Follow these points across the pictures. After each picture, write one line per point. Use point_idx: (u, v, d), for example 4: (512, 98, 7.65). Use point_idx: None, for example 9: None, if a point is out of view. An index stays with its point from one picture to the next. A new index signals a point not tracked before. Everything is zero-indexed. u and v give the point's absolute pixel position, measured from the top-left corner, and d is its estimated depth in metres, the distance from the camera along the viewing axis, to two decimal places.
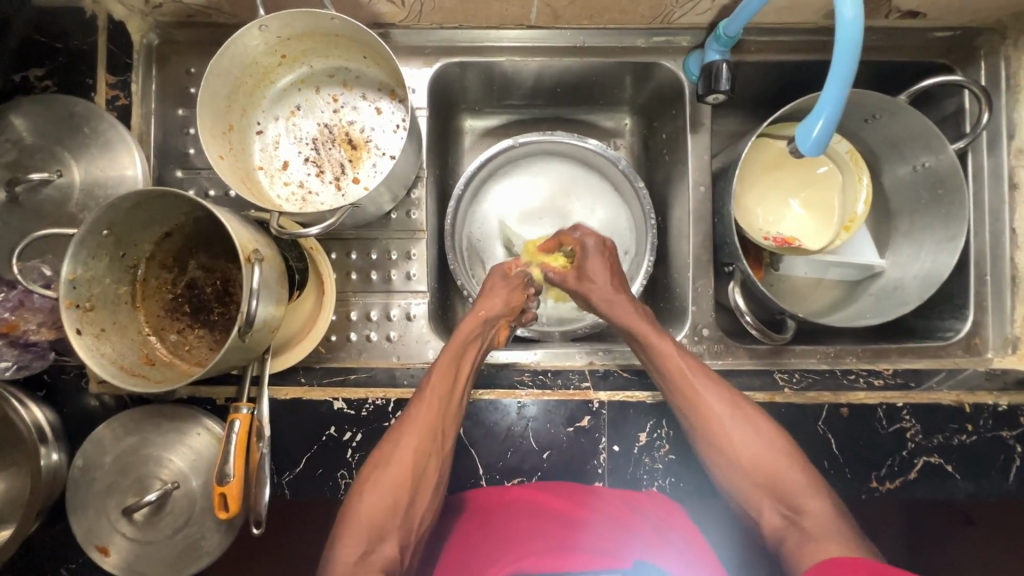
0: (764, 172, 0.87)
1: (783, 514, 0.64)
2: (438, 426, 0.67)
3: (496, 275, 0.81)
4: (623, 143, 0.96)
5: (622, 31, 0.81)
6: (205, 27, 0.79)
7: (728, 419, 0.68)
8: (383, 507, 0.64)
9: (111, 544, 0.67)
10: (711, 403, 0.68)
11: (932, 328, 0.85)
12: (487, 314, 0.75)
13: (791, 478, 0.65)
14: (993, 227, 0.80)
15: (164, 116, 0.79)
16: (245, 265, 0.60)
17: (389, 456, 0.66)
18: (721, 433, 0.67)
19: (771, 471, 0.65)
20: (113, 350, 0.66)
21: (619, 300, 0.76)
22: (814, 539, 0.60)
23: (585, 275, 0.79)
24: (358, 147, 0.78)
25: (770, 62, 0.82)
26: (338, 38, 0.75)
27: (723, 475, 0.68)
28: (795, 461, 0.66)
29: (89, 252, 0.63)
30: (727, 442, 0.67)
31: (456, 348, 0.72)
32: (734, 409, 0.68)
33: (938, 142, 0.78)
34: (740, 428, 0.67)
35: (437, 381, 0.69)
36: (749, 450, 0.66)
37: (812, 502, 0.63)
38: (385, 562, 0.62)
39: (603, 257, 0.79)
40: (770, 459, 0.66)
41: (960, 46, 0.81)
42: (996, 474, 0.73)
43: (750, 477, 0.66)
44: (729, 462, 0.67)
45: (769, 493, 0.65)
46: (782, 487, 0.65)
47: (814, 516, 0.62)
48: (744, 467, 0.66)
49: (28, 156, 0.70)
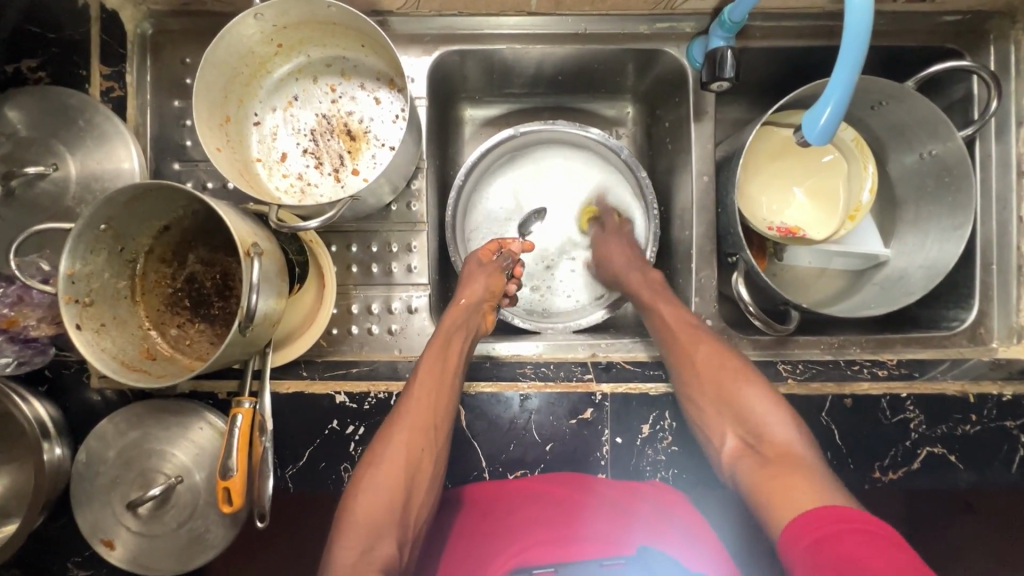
0: (768, 161, 0.86)
1: (747, 446, 0.65)
2: (432, 419, 0.68)
3: (474, 263, 0.80)
4: (625, 133, 0.95)
5: (624, 17, 0.80)
6: (199, 16, 0.77)
7: (703, 354, 0.71)
8: (381, 504, 0.63)
9: (116, 537, 0.68)
10: (687, 336, 0.73)
11: (937, 318, 0.84)
12: (471, 301, 0.77)
13: (754, 404, 0.67)
14: (1000, 215, 0.80)
15: (160, 107, 0.78)
16: (244, 259, 0.60)
17: (383, 447, 0.67)
18: (695, 366, 0.70)
19: (735, 398, 0.67)
20: (114, 345, 0.66)
21: (641, 270, 0.82)
22: (774, 465, 0.61)
23: (606, 257, 0.86)
24: (357, 138, 0.77)
25: (775, 48, 0.80)
26: (335, 26, 0.73)
27: (692, 408, 0.70)
28: (758, 388, 0.68)
29: (87, 247, 0.63)
30: (699, 374, 0.70)
31: (443, 336, 0.73)
32: (706, 344, 0.71)
33: (946, 129, 0.76)
34: (712, 361, 0.70)
35: (425, 374, 0.70)
36: (716, 379, 0.69)
37: (773, 427, 0.64)
38: (385, 561, 0.60)
39: (625, 238, 0.86)
40: (736, 390, 0.68)
41: (969, 31, 0.80)
42: (999, 463, 0.74)
43: (719, 408, 0.67)
44: (699, 394, 0.69)
45: (737, 425, 0.66)
46: (750, 419, 0.66)
47: (777, 446, 0.63)
48: (715, 398, 0.68)
49: (22, 149, 0.69)
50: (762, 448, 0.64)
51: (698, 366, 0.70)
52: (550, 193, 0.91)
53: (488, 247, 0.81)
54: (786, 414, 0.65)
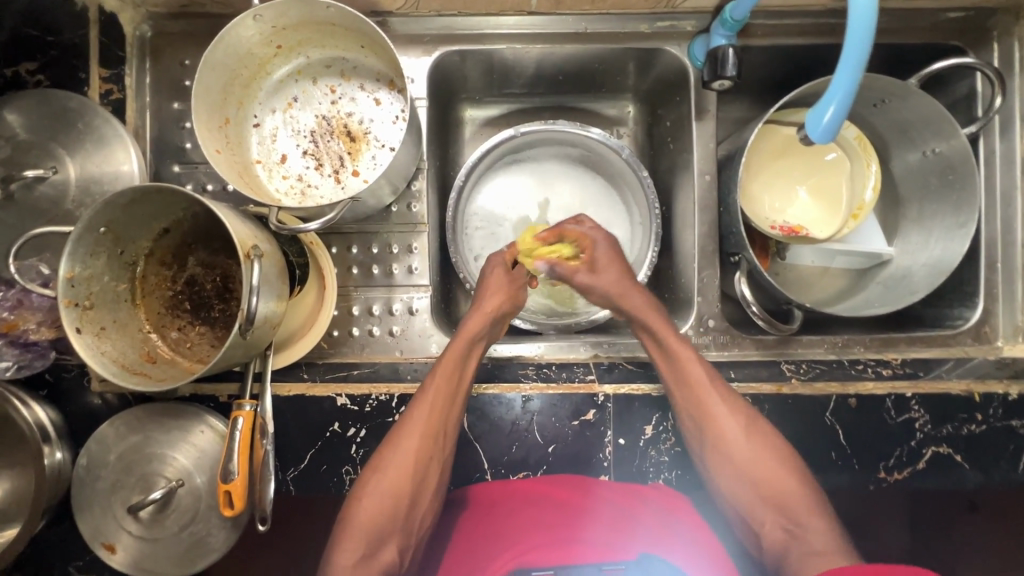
0: (770, 161, 0.85)
1: (784, 527, 0.65)
2: (439, 428, 0.67)
3: (494, 264, 0.78)
4: (626, 132, 0.94)
5: (625, 16, 0.79)
6: (197, 17, 0.77)
7: (735, 431, 0.68)
8: (383, 512, 0.63)
9: (117, 541, 0.67)
10: (720, 415, 0.68)
11: (941, 316, 0.84)
12: (495, 313, 0.73)
13: (797, 494, 0.66)
14: (1004, 213, 0.79)
15: (159, 109, 0.78)
16: (244, 261, 0.59)
17: (388, 459, 0.65)
18: (730, 443, 0.68)
19: (777, 487, 0.66)
20: (114, 349, 0.66)
21: (636, 291, 0.74)
22: (818, 557, 0.61)
23: (596, 270, 0.75)
24: (357, 139, 0.77)
25: (777, 46, 0.80)
26: (334, 27, 0.73)
27: (725, 485, 0.68)
28: (794, 474, 0.67)
29: (86, 250, 0.62)
30: (734, 453, 0.67)
31: (462, 347, 0.70)
32: (741, 420, 0.68)
33: (950, 127, 0.76)
34: (749, 441, 0.68)
35: (442, 381, 0.68)
36: (758, 464, 0.67)
37: (812, 519, 0.64)
38: (385, 565, 0.62)
39: (616, 260, 0.75)
40: (771, 471, 0.67)
41: (973, 27, 0.79)
42: (1005, 463, 0.74)
43: (756, 491, 0.67)
44: (735, 473, 0.68)
45: (773, 507, 0.66)
46: (784, 501, 0.66)
47: (815, 532, 0.63)
48: (752, 482, 0.67)
49: (21, 152, 0.69)
50: (803, 538, 0.64)
51: (736, 445, 0.68)
52: (551, 194, 0.92)
53: (512, 249, 0.78)
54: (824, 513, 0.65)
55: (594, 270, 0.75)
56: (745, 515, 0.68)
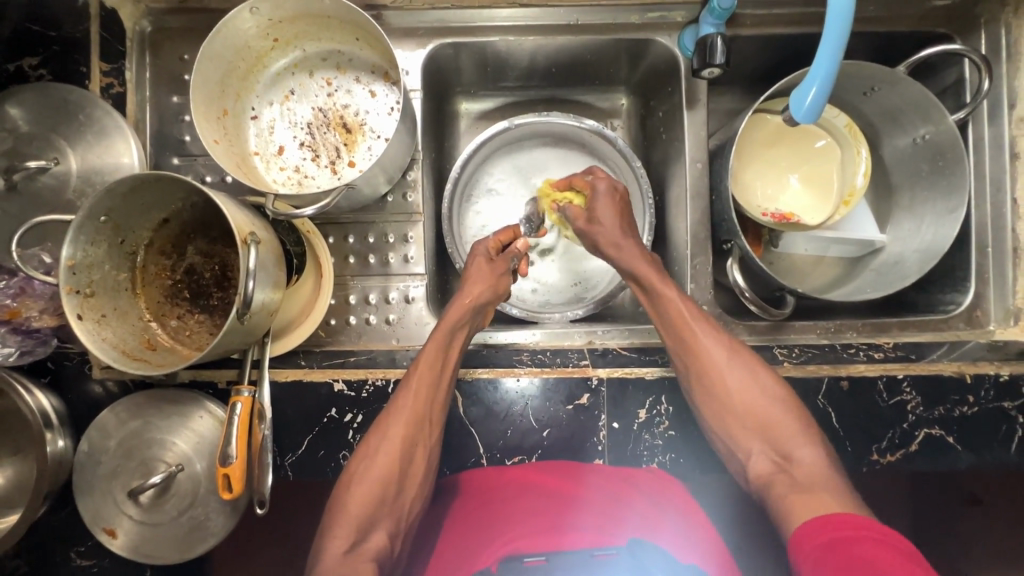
0: (762, 150, 0.86)
1: (773, 460, 0.64)
2: (426, 415, 0.68)
3: (480, 256, 0.78)
4: (621, 124, 0.95)
5: (614, 7, 0.80)
6: (196, 13, 0.79)
7: (725, 363, 0.68)
8: (371, 498, 0.64)
9: (118, 526, 0.68)
10: (709, 343, 0.69)
11: (933, 302, 0.84)
12: (475, 302, 0.74)
13: (788, 427, 0.66)
14: (994, 198, 0.79)
15: (159, 103, 0.79)
16: (241, 247, 0.61)
17: (380, 436, 0.67)
18: (716, 374, 0.68)
19: (763, 418, 0.66)
20: (114, 335, 0.67)
21: (627, 243, 0.75)
22: (804, 488, 0.60)
23: (595, 218, 0.77)
24: (353, 130, 0.78)
25: (766, 35, 0.81)
26: (329, 20, 0.75)
27: (716, 422, 0.68)
28: (781, 404, 0.67)
29: (88, 237, 0.64)
30: (724, 386, 0.68)
31: (443, 337, 0.71)
32: (729, 350, 0.69)
33: (937, 113, 0.77)
34: (734, 371, 0.68)
35: (424, 371, 0.69)
36: (743, 389, 0.68)
37: (804, 451, 0.64)
38: (375, 550, 0.62)
39: (614, 204, 0.77)
40: (762, 406, 0.67)
41: (960, 15, 0.80)
42: (999, 445, 0.74)
43: (743, 420, 0.67)
44: (724, 408, 0.68)
45: (761, 439, 0.66)
46: (775, 434, 0.66)
47: (804, 465, 0.62)
48: (738, 412, 0.67)
49: (24, 144, 0.70)
50: (788, 467, 0.63)
51: (722, 374, 0.68)
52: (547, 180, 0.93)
53: (496, 239, 0.80)
54: (817, 448, 0.64)
55: (592, 219, 0.77)
56: (733, 445, 0.68)
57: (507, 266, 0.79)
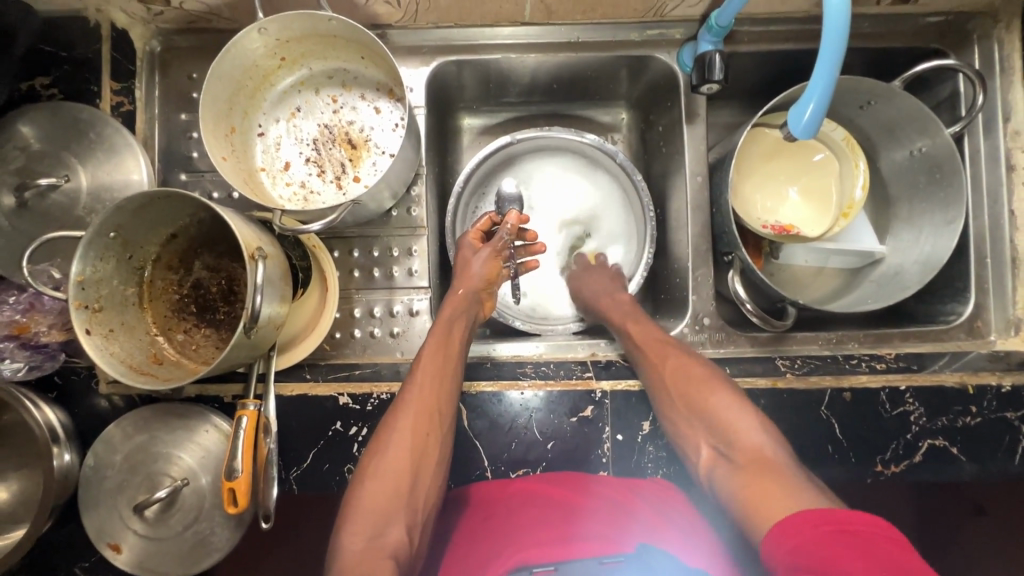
0: (761, 163, 0.87)
1: (719, 449, 0.65)
2: (435, 405, 0.68)
3: (468, 250, 0.82)
4: (621, 138, 0.97)
5: (614, 25, 0.82)
6: (205, 33, 0.80)
7: (671, 361, 0.71)
8: (387, 491, 0.64)
9: (123, 541, 0.68)
10: (654, 348, 0.74)
11: (934, 312, 0.85)
12: (466, 292, 0.78)
13: (729, 413, 0.66)
14: (992, 209, 0.80)
15: (168, 121, 0.81)
16: (249, 262, 0.61)
17: (388, 431, 0.67)
18: (663, 374, 0.71)
19: (708, 408, 0.67)
20: (122, 350, 0.68)
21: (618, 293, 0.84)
22: (746, 472, 0.60)
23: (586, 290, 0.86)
24: (358, 146, 0.79)
25: (763, 52, 0.82)
26: (336, 39, 0.76)
27: (670, 422, 0.70)
28: (729, 397, 0.67)
29: (97, 254, 0.64)
30: (673, 383, 0.70)
31: (443, 325, 0.74)
32: (676, 352, 0.73)
33: (933, 126, 0.78)
34: (681, 368, 0.70)
35: (428, 359, 0.70)
36: (692, 384, 0.69)
37: (744, 434, 0.64)
38: (395, 546, 0.61)
39: (602, 275, 0.88)
40: (707, 397, 0.68)
41: (953, 31, 0.82)
42: (1003, 455, 0.73)
43: (694, 417, 0.68)
44: (675, 405, 0.69)
45: (706, 428, 0.66)
46: (718, 421, 0.66)
47: (747, 449, 0.63)
48: (685, 403, 0.69)
49: (35, 162, 0.72)
50: (733, 454, 0.64)
51: (669, 372, 0.71)
52: (551, 189, 0.94)
53: (477, 230, 0.84)
54: (762, 429, 0.64)
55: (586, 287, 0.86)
56: (686, 441, 0.68)
57: (500, 245, 0.82)
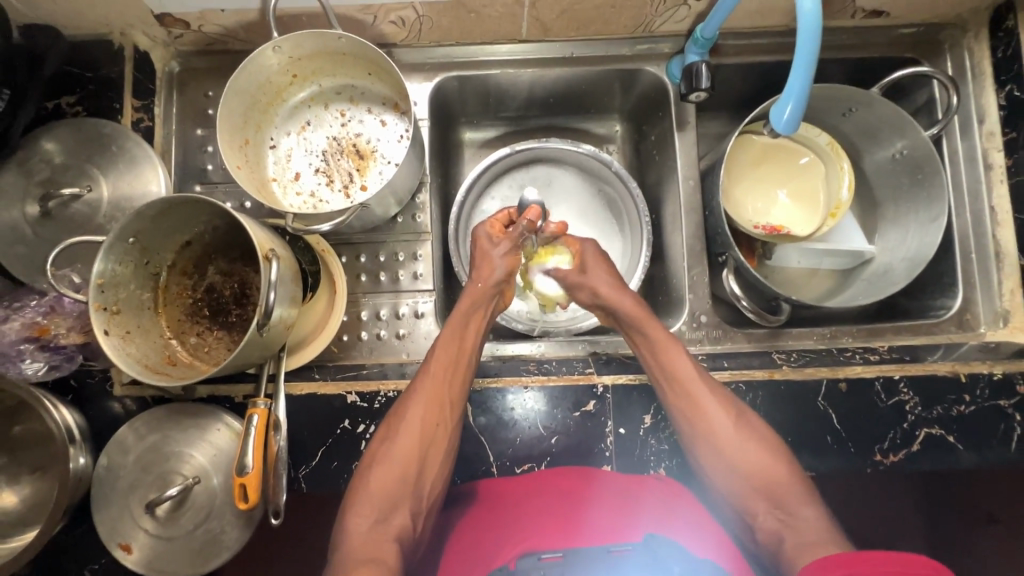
0: (750, 168, 0.91)
1: (778, 518, 0.66)
2: (446, 394, 0.71)
3: (485, 240, 0.82)
4: (615, 149, 1.01)
5: (606, 41, 0.87)
6: (221, 54, 0.85)
7: (721, 416, 0.71)
8: (394, 480, 0.67)
9: (134, 541, 0.69)
10: (703, 399, 0.71)
11: (925, 308, 0.87)
12: (485, 283, 0.79)
13: (787, 484, 0.67)
14: (973, 206, 0.84)
15: (184, 136, 0.85)
16: (263, 262, 0.64)
17: (399, 425, 0.70)
18: (716, 430, 0.70)
19: (765, 475, 0.68)
20: (138, 351, 0.70)
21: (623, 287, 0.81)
22: (809, 546, 0.61)
23: (586, 270, 0.83)
24: (365, 157, 0.83)
25: (748, 63, 0.87)
26: (344, 56, 0.81)
27: (720, 479, 0.70)
28: (781, 460, 0.69)
29: (117, 257, 0.67)
30: (726, 442, 0.70)
31: (452, 330, 0.75)
32: (724, 406, 0.71)
33: (912, 128, 0.82)
34: (734, 428, 0.70)
35: (439, 358, 0.72)
36: (751, 452, 0.69)
37: (805, 509, 0.65)
38: (398, 530, 0.65)
39: (603, 262, 0.83)
40: (767, 465, 0.69)
41: (925, 41, 0.87)
42: (998, 443, 0.74)
43: (749, 479, 0.69)
44: (730, 465, 0.70)
45: (766, 497, 0.68)
46: (777, 492, 0.67)
47: (807, 522, 0.64)
48: (741, 467, 0.69)
49: (60, 173, 0.76)
50: (793, 526, 0.65)
51: (721, 430, 0.70)
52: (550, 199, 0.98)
53: (495, 221, 0.83)
54: (821, 511, 0.65)
55: (584, 273, 0.82)
56: (742, 506, 0.69)
57: (519, 240, 0.82)
